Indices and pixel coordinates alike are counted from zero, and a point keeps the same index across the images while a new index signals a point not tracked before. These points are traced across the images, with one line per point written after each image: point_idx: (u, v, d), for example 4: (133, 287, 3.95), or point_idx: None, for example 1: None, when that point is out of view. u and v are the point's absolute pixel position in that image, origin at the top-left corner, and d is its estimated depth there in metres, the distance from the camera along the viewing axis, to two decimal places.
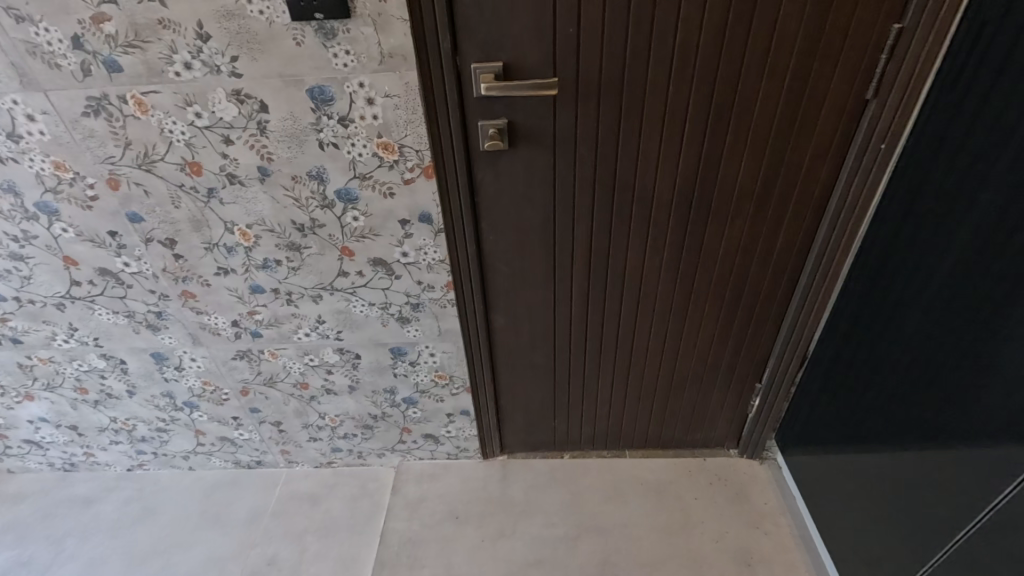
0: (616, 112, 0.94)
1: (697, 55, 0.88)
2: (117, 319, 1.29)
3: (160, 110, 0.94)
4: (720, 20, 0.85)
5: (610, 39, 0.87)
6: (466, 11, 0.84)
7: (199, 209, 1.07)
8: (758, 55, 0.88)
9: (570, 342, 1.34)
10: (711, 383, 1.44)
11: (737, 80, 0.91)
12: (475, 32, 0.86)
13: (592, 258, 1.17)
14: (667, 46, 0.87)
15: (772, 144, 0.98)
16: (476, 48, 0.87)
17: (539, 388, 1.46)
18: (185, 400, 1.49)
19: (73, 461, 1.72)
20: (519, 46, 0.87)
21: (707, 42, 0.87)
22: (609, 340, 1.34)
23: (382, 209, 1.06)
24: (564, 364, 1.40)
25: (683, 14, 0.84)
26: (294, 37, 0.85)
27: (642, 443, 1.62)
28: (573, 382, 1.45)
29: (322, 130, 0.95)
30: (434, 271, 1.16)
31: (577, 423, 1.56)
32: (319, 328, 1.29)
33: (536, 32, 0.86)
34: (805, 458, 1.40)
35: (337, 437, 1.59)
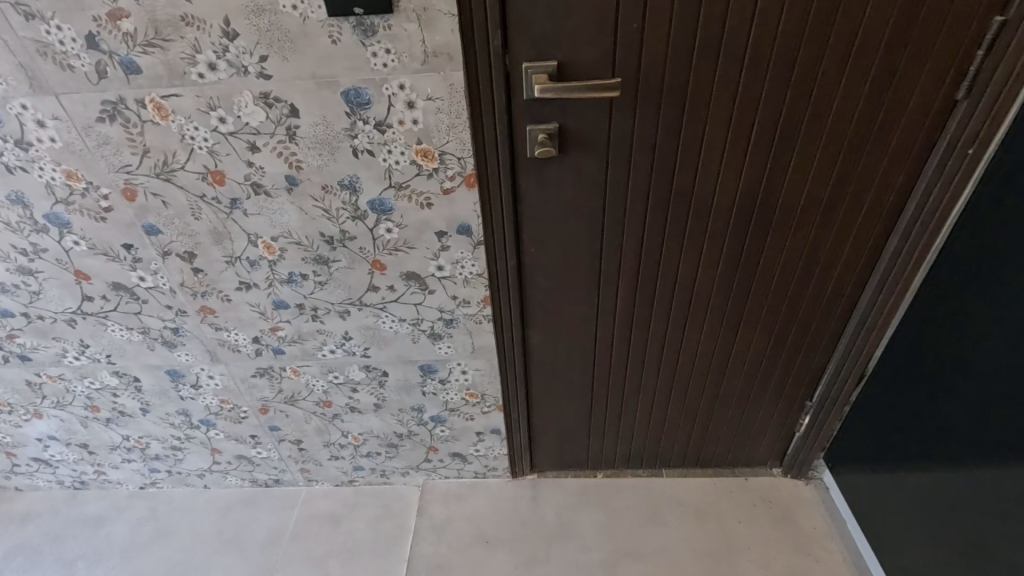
0: (678, 116, 0.87)
1: (772, 53, 0.80)
2: (131, 335, 1.22)
3: (181, 115, 0.86)
4: (801, 14, 0.77)
5: (678, 36, 0.79)
6: (519, 5, 0.76)
7: (221, 220, 1.00)
8: (840, 52, 0.80)
9: (611, 357, 1.26)
10: (758, 401, 1.36)
11: (813, 81, 0.83)
12: (529, 29, 0.78)
13: (640, 271, 1.09)
14: (740, 43, 0.79)
15: (845, 149, 0.91)
16: (528, 45, 0.79)
17: (575, 405, 1.38)
18: (201, 418, 1.42)
19: (83, 479, 1.65)
20: (577, 43, 0.79)
21: (784, 39, 0.79)
22: (653, 355, 1.26)
23: (418, 220, 0.98)
24: (602, 381, 1.32)
25: (761, 7, 0.76)
26: (330, 34, 0.77)
27: (680, 462, 1.54)
28: (612, 399, 1.37)
29: (356, 136, 0.88)
30: (470, 286, 1.09)
31: (613, 441, 1.48)
32: (345, 345, 1.21)
33: (596, 28, 0.78)
34: (858, 482, 1.32)
35: (359, 456, 1.52)
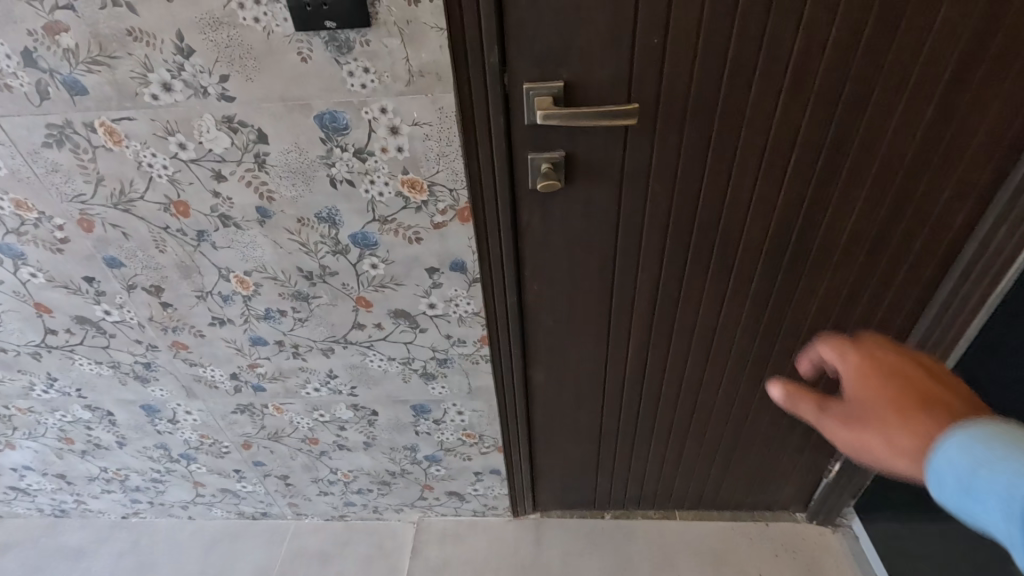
0: (705, 142, 0.75)
1: (818, 70, 0.69)
2: (101, 370, 1.12)
3: (136, 141, 0.76)
4: (853, 26, 0.65)
5: (706, 53, 0.67)
6: (519, 18, 0.64)
7: (188, 253, 0.90)
8: (897, 72, 0.69)
9: (622, 397, 1.15)
10: (784, 444, 1.24)
11: (864, 103, 0.71)
12: (532, 44, 0.66)
13: (657, 308, 0.98)
14: (781, 59, 0.68)
15: (897, 180, 0.79)
16: (531, 64, 0.68)
17: (581, 446, 1.26)
18: (181, 451, 1.33)
19: (63, 508, 1.57)
20: (588, 62, 0.68)
21: (832, 54, 0.67)
22: (668, 396, 1.15)
23: (407, 256, 0.87)
24: (612, 421, 1.21)
25: (806, 18, 0.65)
26: (299, 51, 0.67)
27: (695, 504, 1.42)
28: (622, 439, 1.25)
29: (333, 165, 0.77)
30: (465, 325, 0.98)
31: (622, 481, 1.37)
32: (330, 383, 1.11)
33: (610, 44, 0.66)
34: (894, 538, 1.19)
35: (350, 492, 1.42)
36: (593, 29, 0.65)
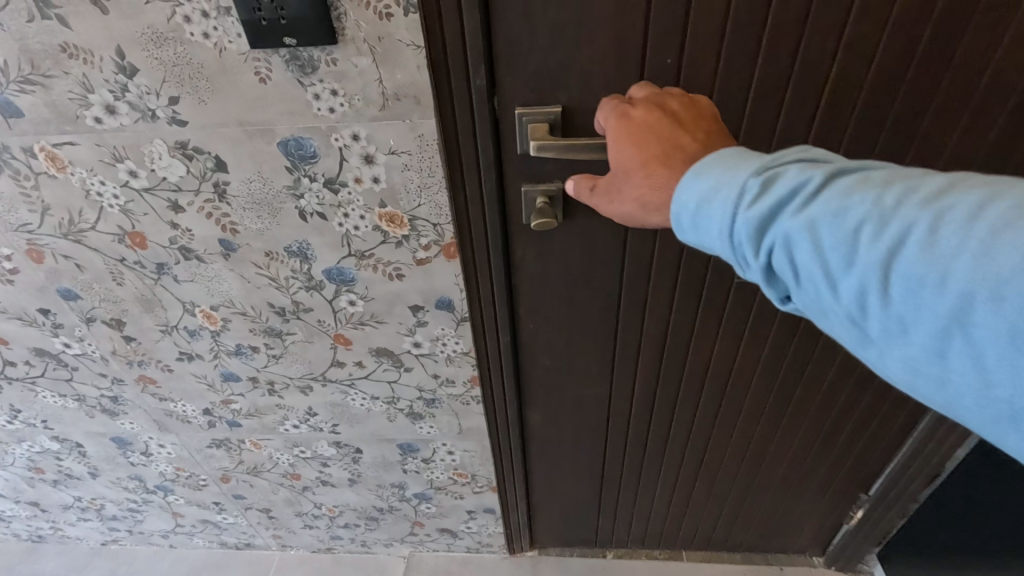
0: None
1: (860, 97, 0.58)
2: (66, 402, 1.05)
3: (82, 168, 0.68)
4: (905, 48, 0.55)
5: (727, 76, 0.57)
6: (509, 33, 0.55)
7: (148, 287, 0.81)
8: (956, 101, 0.58)
9: (626, 439, 1.06)
10: (803, 491, 1.13)
11: (912, 136, 0.61)
12: (524, 65, 0.57)
13: (665, 350, 0.88)
14: (815, 84, 0.57)
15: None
16: (524, 87, 0.59)
17: (582, 486, 1.17)
18: (157, 483, 1.25)
19: (40, 534, 1.50)
20: (589, 86, 0.58)
21: (878, 79, 0.57)
22: (677, 438, 1.05)
23: (387, 293, 0.78)
24: (615, 463, 1.11)
25: (847, 37, 0.54)
26: (256, 70, 0.58)
27: (703, 545, 1.33)
28: (626, 480, 1.16)
29: (302, 196, 0.68)
30: (454, 365, 0.89)
31: (626, 521, 1.27)
32: (310, 421, 1.03)
33: (614, 66, 0.57)
34: None
35: (336, 526, 1.34)
36: (595, 48, 0.56)
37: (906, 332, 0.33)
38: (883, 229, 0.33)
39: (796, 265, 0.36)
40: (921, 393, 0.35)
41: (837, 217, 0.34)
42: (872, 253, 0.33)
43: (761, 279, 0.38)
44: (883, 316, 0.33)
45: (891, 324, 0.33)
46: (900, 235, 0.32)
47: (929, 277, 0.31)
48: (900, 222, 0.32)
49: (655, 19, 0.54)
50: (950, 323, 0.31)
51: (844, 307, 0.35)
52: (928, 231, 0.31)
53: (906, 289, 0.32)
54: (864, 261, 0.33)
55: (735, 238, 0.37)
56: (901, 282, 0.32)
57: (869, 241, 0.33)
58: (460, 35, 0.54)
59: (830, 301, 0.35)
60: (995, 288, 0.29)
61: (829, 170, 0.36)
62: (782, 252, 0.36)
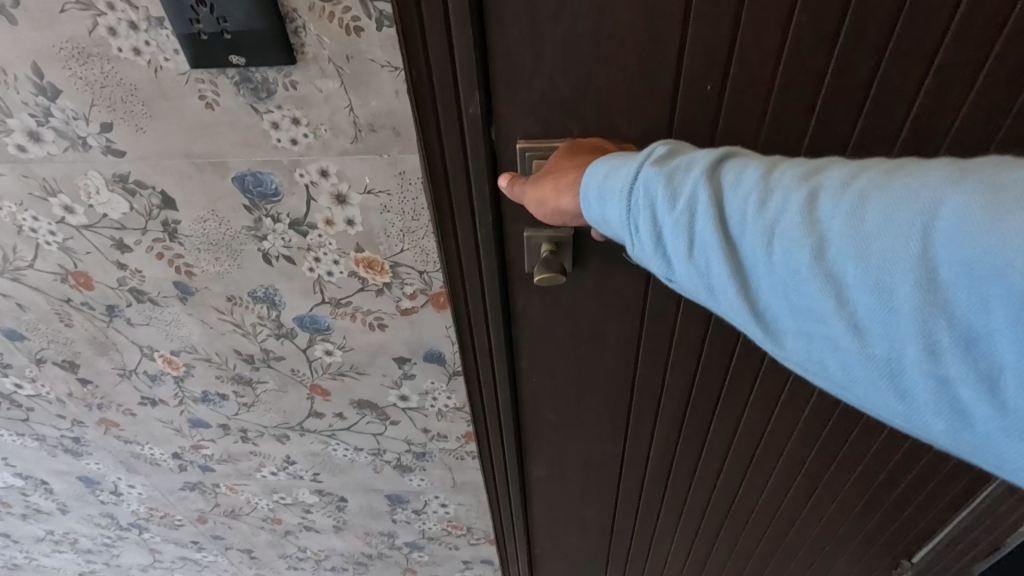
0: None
1: (947, 141, 0.46)
2: (25, 441, 0.96)
3: (10, 201, 0.58)
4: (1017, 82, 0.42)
5: (781, 110, 0.44)
6: (507, 55, 0.43)
7: (100, 329, 0.72)
8: None
9: (640, 497, 0.94)
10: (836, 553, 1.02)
11: None
12: (527, 94, 0.45)
13: (688, 409, 0.77)
14: (893, 124, 0.45)
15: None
16: (526, 121, 0.46)
17: (589, 542, 1.06)
18: (131, 521, 1.16)
19: (15, 563, 1.42)
20: (609, 121, 0.46)
21: (976, 119, 0.44)
22: (698, 497, 0.94)
23: (369, 343, 0.68)
24: (626, 519, 1.00)
25: (939, 63, 0.41)
26: (200, 93, 0.47)
27: None
28: (638, 536, 1.05)
29: (265, 238, 0.58)
30: (446, 419, 0.78)
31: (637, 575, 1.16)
32: (288, 469, 0.93)
33: (641, 97, 0.44)
34: None
35: (323, 569, 1.24)
36: (619, 77, 0.43)
37: (792, 309, 0.27)
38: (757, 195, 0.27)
39: (673, 237, 0.30)
40: (817, 377, 0.28)
41: (717, 185, 0.29)
42: (747, 221, 0.27)
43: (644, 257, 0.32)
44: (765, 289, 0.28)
45: (773, 299, 0.27)
46: (779, 200, 0.27)
47: (809, 241, 0.25)
48: (778, 185, 0.27)
49: (695, 38, 0.41)
50: (832, 292, 0.25)
51: (722, 283, 0.28)
52: (807, 191, 0.26)
53: (786, 257, 0.26)
54: (736, 227, 0.28)
55: (620, 212, 0.32)
56: (782, 249, 0.26)
57: (750, 206, 0.27)
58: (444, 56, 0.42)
59: (710, 279, 0.29)
60: (873, 246, 0.24)
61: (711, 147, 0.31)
62: (664, 224, 0.30)
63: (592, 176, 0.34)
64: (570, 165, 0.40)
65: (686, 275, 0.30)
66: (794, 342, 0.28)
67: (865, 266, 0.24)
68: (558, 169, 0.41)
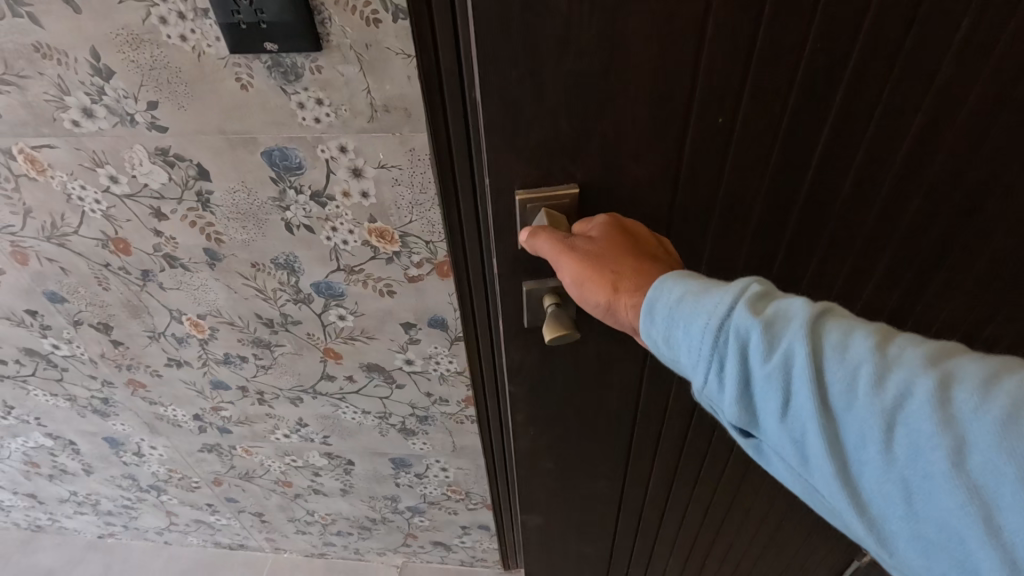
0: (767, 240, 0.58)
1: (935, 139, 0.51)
2: (57, 401, 1.03)
3: (61, 170, 0.65)
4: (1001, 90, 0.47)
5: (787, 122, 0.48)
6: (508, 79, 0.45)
7: (134, 293, 0.79)
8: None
9: (647, 494, 0.96)
10: (817, 540, 1.08)
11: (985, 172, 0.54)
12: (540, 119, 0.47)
13: (683, 436, 0.85)
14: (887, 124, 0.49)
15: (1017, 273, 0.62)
16: (533, 148, 0.49)
17: (599, 540, 1.08)
18: (150, 483, 1.24)
19: (39, 524, 1.50)
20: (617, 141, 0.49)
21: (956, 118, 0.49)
22: (702, 488, 0.96)
23: (379, 309, 0.75)
24: (633, 516, 1.02)
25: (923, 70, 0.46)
26: (236, 76, 0.54)
27: None
28: (645, 531, 1.08)
29: (288, 208, 0.64)
30: (449, 383, 0.85)
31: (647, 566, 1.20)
32: (301, 431, 1.00)
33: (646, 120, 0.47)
34: None
35: (329, 534, 1.31)
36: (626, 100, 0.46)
37: (914, 498, 0.28)
38: (879, 376, 0.30)
39: (767, 395, 0.32)
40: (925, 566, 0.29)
41: (832, 351, 0.31)
42: (868, 402, 0.29)
43: (726, 403, 0.34)
44: (879, 474, 0.29)
45: (889, 485, 0.29)
46: (901, 382, 0.29)
47: (938, 436, 0.27)
48: (902, 367, 0.29)
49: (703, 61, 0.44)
50: (963, 493, 0.27)
51: (819, 453, 0.31)
52: (933, 380, 0.28)
53: (907, 450, 0.28)
54: (856, 404, 0.30)
55: (717, 355, 0.34)
56: (906, 441, 0.29)
57: (862, 385, 0.30)
58: (462, 66, 0.46)
59: (811, 443, 0.31)
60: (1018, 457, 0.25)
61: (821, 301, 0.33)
62: (761, 378, 0.32)
63: (667, 296, 0.37)
64: (633, 267, 0.42)
65: (776, 435, 0.33)
66: (902, 524, 0.29)
67: (1007, 477, 0.25)
68: (612, 263, 0.43)
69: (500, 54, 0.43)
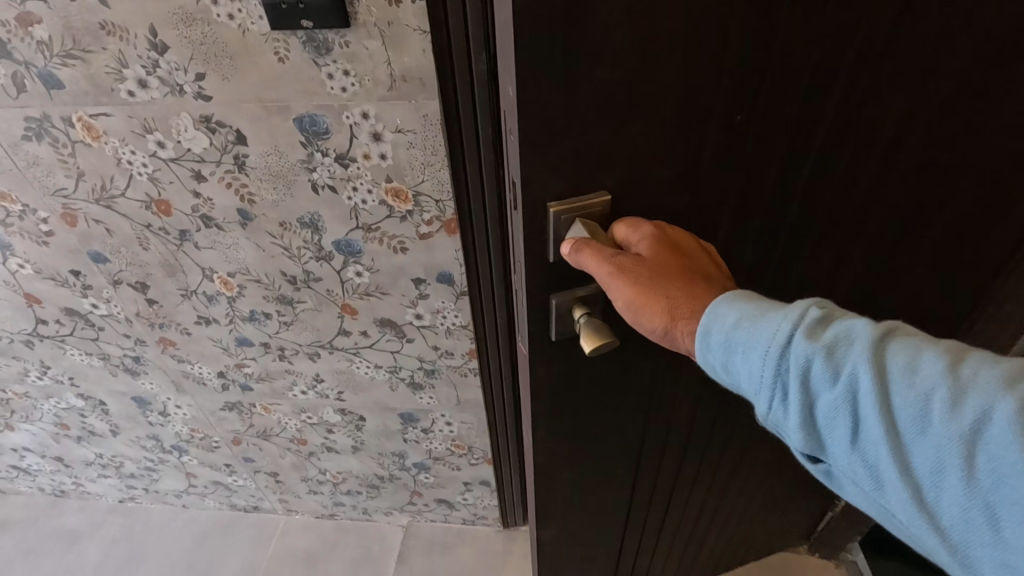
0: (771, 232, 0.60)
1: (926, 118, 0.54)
2: (92, 360, 1.12)
3: (114, 137, 0.73)
4: (976, 76, 0.52)
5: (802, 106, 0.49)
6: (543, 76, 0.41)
7: (171, 252, 0.87)
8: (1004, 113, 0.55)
9: (659, 488, 0.97)
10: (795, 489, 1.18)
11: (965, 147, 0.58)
12: (574, 119, 0.44)
13: (691, 424, 0.87)
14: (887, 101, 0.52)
15: (974, 236, 0.69)
16: (573, 161, 0.47)
17: (615, 549, 1.07)
18: (173, 443, 1.32)
19: (63, 489, 1.58)
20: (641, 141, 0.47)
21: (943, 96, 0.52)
22: (706, 470, 0.99)
23: (392, 265, 0.84)
24: (646, 515, 1.02)
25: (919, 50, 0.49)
26: (275, 51, 0.63)
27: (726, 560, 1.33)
28: (658, 526, 1.09)
29: (315, 170, 0.73)
30: (454, 337, 0.94)
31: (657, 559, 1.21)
32: (317, 387, 1.09)
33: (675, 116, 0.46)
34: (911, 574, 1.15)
35: (339, 493, 1.40)
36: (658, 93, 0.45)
37: (992, 518, 0.31)
38: (953, 402, 0.33)
39: (839, 421, 0.37)
40: None
41: (898, 378, 0.35)
42: (940, 427, 0.33)
43: (793, 427, 0.39)
44: (956, 497, 0.33)
45: (967, 508, 0.32)
46: (974, 407, 0.32)
47: (1011, 459, 0.30)
48: (977, 393, 0.32)
49: (736, 60, 0.44)
50: None
51: (888, 472, 0.35)
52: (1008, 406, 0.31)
53: (987, 472, 0.31)
54: (930, 430, 0.33)
55: (789, 383, 0.38)
56: (983, 464, 0.32)
57: (935, 411, 0.33)
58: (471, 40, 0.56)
59: (883, 465, 0.35)
60: None
61: (889, 329, 0.37)
62: (832, 405, 0.37)
63: (723, 325, 0.41)
64: (683, 289, 0.45)
65: (850, 457, 0.37)
66: (985, 545, 0.32)
67: None
68: (669, 289, 0.46)
69: (543, 64, 0.41)
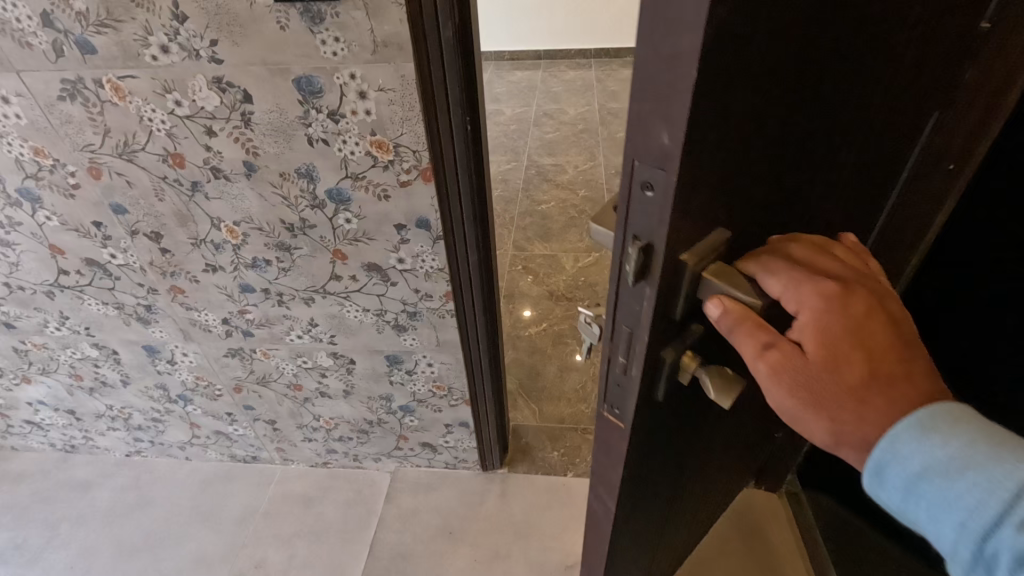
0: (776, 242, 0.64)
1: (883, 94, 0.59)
2: (107, 310, 1.24)
3: (138, 97, 0.86)
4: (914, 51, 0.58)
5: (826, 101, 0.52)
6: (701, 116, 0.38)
7: (184, 203, 1.00)
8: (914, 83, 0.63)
9: (697, 484, 0.99)
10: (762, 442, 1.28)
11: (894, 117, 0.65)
12: (707, 158, 0.42)
13: (723, 423, 0.88)
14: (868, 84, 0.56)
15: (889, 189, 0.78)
16: (703, 204, 0.45)
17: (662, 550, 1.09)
18: (179, 392, 1.45)
19: (73, 444, 1.69)
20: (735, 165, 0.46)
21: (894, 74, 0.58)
22: (727, 454, 1.03)
23: (377, 212, 0.97)
24: (685, 510, 1.05)
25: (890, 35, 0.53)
26: (278, 20, 0.76)
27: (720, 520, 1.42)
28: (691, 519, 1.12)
29: (310, 125, 0.86)
30: (432, 280, 1.07)
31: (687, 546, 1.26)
32: (312, 331, 1.22)
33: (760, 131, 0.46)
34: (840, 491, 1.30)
35: (332, 440, 1.53)
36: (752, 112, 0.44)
37: None
38: None
39: None
40: None
41: None
42: None
43: None
44: None
45: None
46: None
47: None
48: None
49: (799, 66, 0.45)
50: None
51: None
52: None
53: None
54: None
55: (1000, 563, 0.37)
56: None
57: None
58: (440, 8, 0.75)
59: None
60: None
61: None
62: None
63: (902, 467, 0.41)
64: (835, 405, 0.45)
65: None
66: None
67: None
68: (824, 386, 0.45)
69: (703, 106, 0.37)
